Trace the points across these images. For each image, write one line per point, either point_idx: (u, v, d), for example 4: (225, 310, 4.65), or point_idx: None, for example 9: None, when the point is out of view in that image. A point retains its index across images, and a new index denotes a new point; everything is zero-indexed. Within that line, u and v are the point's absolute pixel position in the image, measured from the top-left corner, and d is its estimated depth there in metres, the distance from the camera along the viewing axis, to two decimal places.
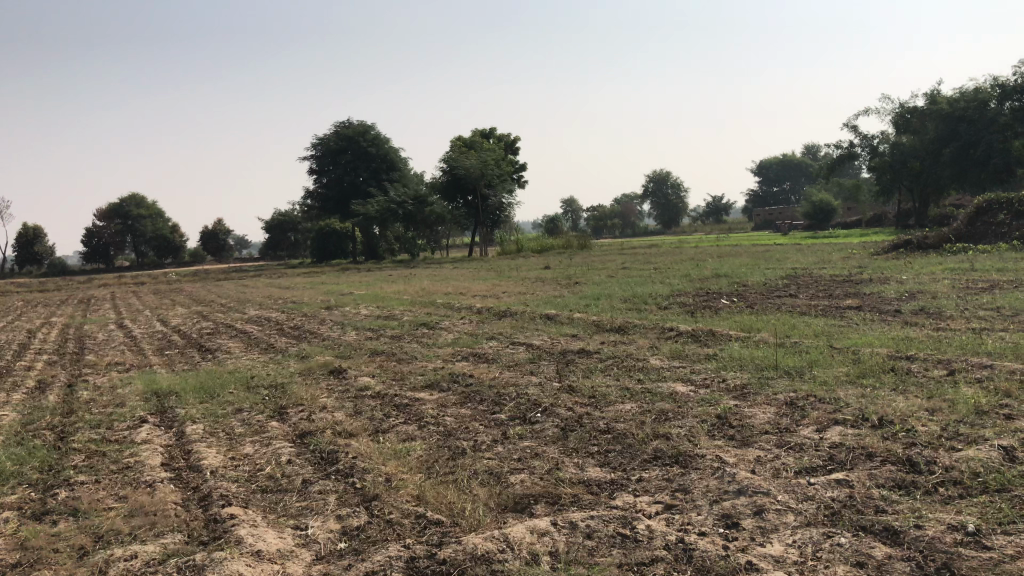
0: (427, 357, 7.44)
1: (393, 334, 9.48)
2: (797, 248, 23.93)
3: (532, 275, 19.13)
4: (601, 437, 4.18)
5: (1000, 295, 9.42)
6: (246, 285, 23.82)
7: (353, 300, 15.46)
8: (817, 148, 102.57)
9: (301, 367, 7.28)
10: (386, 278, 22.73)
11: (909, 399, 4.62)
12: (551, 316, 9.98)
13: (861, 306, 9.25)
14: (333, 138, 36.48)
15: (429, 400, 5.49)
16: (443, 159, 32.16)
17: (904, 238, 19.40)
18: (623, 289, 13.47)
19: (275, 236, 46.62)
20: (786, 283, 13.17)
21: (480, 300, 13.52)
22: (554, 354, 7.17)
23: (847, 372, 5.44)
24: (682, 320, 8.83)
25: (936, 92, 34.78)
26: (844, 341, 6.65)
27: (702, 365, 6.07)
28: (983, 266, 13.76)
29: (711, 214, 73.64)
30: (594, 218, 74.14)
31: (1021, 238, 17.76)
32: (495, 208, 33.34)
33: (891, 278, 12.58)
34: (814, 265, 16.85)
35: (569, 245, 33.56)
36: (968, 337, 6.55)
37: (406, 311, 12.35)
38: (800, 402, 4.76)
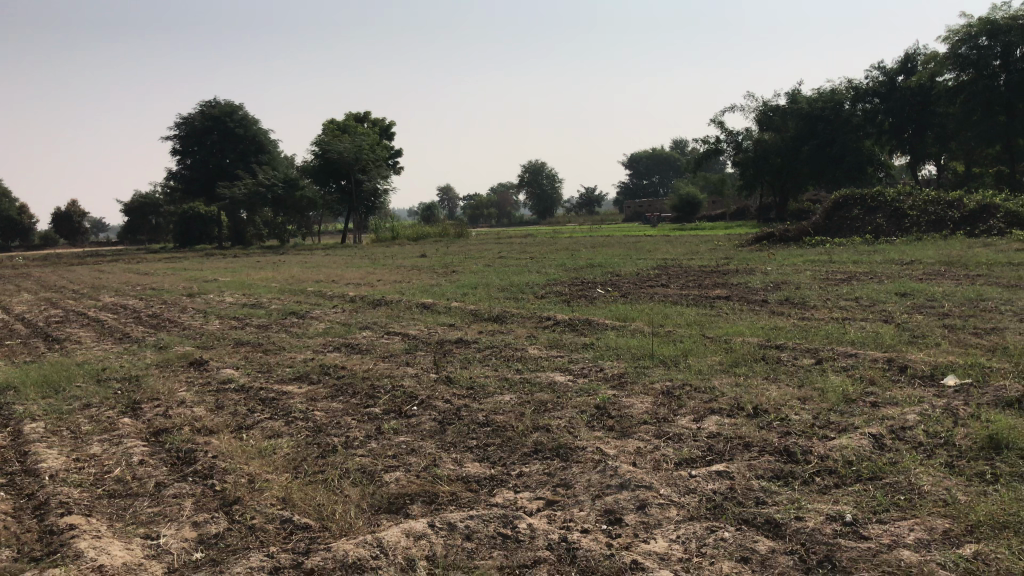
0: (296, 348, 7.10)
1: (261, 324, 9.04)
2: (667, 239, 24.55)
3: (407, 264, 18.84)
4: (480, 430, 4.03)
5: (857, 286, 9.88)
6: (103, 270, 22.43)
7: (219, 287, 14.78)
8: (685, 143, 106.06)
9: (157, 359, 6.79)
10: (254, 265, 21.91)
11: (781, 387, 4.69)
12: (427, 305, 9.79)
13: (729, 296, 9.48)
14: (198, 117, 34.87)
15: (298, 393, 5.21)
16: (315, 142, 31.23)
17: (767, 231, 20.21)
18: (499, 278, 13.39)
19: (134, 219, 44.25)
20: (658, 273, 13.44)
21: (355, 288, 13.18)
22: (429, 344, 6.97)
23: (720, 361, 5.50)
24: (559, 309, 8.80)
25: (795, 92, 36.39)
26: (717, 331, 6.75)
27: (579, 355, 6.02)
28: (840, 258, 14.46)
29: (584, 206, 74.92)
30: (470, 207, 74.11)
31: (873, 233, 18.80)
32: (369, 194, 32.71)
33: (756, 269, 13.04)
34: (684, 255, 17.33)
35: (445, 234, 33.32)
36: (831, 327, 6.77)
37: (276, 299, 11.87)
38: (676, 391, 4.75)
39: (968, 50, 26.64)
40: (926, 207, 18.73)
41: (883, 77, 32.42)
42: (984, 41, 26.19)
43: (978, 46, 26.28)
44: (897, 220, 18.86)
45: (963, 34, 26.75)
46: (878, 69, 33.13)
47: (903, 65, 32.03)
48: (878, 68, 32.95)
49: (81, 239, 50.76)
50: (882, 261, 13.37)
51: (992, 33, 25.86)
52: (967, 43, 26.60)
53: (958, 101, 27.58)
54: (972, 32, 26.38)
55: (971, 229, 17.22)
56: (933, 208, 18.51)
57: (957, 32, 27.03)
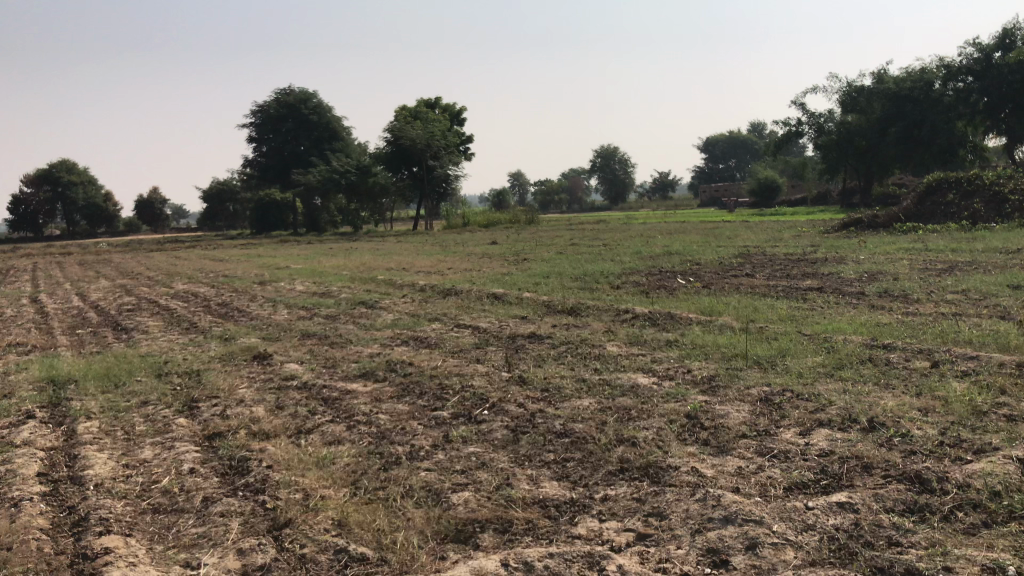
0: (363, 342, 6.79)
1: (329, 314, 8.77)
2: (746, 225, 23.72)
3: (477, 251, 18.56)
4: (557, 442, 3.63)
5: (963, 277, 9.15)
6: (181, 256, 22.77)
7: (291, 274, 14.71)
8: (762, 127, 103.58)
9: (221, 352, 6.56)
10: (327, 251, 21.95)
11: (896, 396, 4.17)
12: (499, 295, 9.44)
13: (821, 288, 8.85)
14: (274, 105, 35.22)
15: (363, 393, 4.89)
16: (388, 129, 31.24)
17: (854, 216, 19.30)
18: (573, 266, 12.96)
19: (213, 206, 45.14)
20: (741, 261, 12.84)
21: (425, 276, 12.93)
22: (501, 338, 6.59)
23: (821, 363, 4.98)
24: (637, 302, 8.32)
25: (882, 72, 34.84)
26: (815, 327, 6.20)
27: (665, 353, 5.56)
28: (937, 245, 13.61)
29: (657, 191, 73.74)
30: (541, 193, 73.68)
31: (970, 219, 17.73)
32: (441, 180, 32.48)
33: (847, 257, 12.34)
34: (766, 243, 16.62)
35: (516, 220, 32.98)
36: (945, 325, 6.13)
37: (345, 288, 11.68)
38: (777, 399, 4.27)
39: None
40: None
41: (977, 54, 30.52)
42: None
43: None
44: (996, 205, 17.76)
45: None
46: (972, 46, 31.35)
47: (1000, 41, 30.21)
48: (973, 44, 31.00)
49: (163, 225, 52.06)
50: (986, 250, 12.47)
51: None
52: None
53: None
54: None
55: None
56: None
57: None
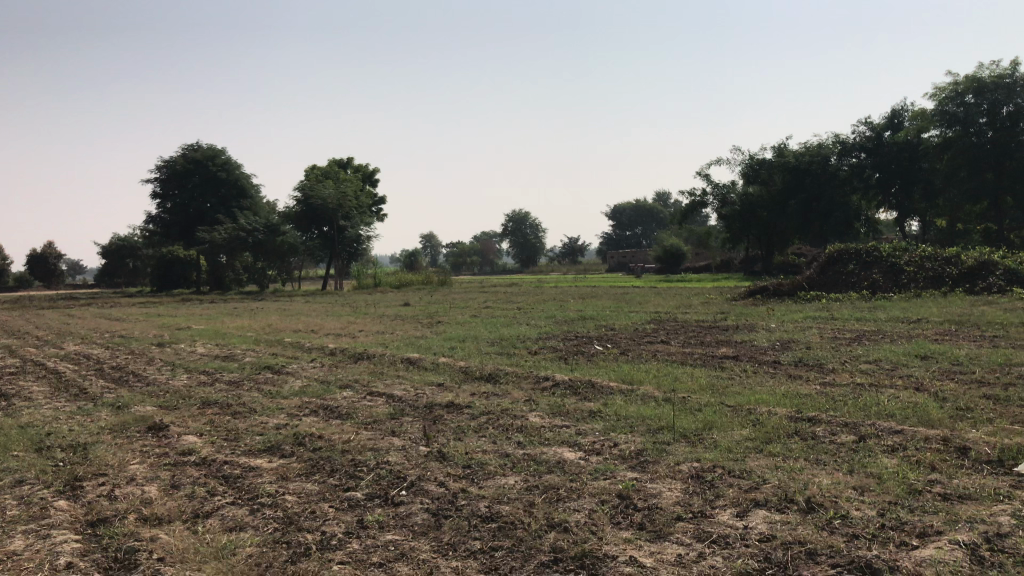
0: (269, 411, 6.37)
1: (232, 381, 8.28)
2: (655, 291, 24.08)
3: (389, 313, 18.19)
4: (484, 528, 3.36)
5: (872, 346, 9.31)
6: (74, 314, 21.65)
7: (192, 335, 14.04)
8: (667, 196, 106.95)
9: (111, 422, 6.04)
10: (231, 312, 21.19)
11: (828, 473, 4.06)
12: (413, 360, 9.13)
13: (737, 356, 8.86)
14: (181, 160, 34.27)
15: (268, 471, 4.51)
16: (298, 187, 30.87)
17: (760, 284, 19.79)
18: (488, 331, 12.77)
19: (111, 262, 43.40)
20: (655, 327, 12.88)
21: (335, 338, 12.51)
22: (417, 408, 6.27)
23: (748, 437, 4.86)
24: (556, 368, 8.14)
25: (781, 146, 36.36)
26: (737, 398, 6.11)
27: (590, 426, 5.35)
28: (842, 314, 13.98)
29: (568, 255, 74.76)
30: (452, 255, 73.71)
31: (870, 289, 18.37)
32: (352, 240, 32.05)
33: (758, 325, 12.52)
34: (677, 309, 16.81)
35: (428, 281, 32.75)
36: (863, 396, 6.13)
37: (250, 351, 11.17)
38: (709, 476, 4.11)
39: (954, 107, 26.72)
40: (922, 262, 18.35)
41: (870, 132, 32.28)
42: (970, 98, 26.31)
43: (965, 103, 26.37)
44: (893, 276, 18.46)
45: (950, 91, 26.91)
46: (864, 125, 33.05)
47: (890, 121, 32.02)
48: (865, 123, 32.73)
49: (56, 281, 49.68)
50: (888, 319, 12.86)
51: (978, 90, 26.02)
52: (953, 100, 26.71)
53: (944, 157, 27.43)
54: (959, 89, 26.52)
55: (970, 285, 16.83)
56: (930, 264, 18.13)
57: (943, 89, 27.17)
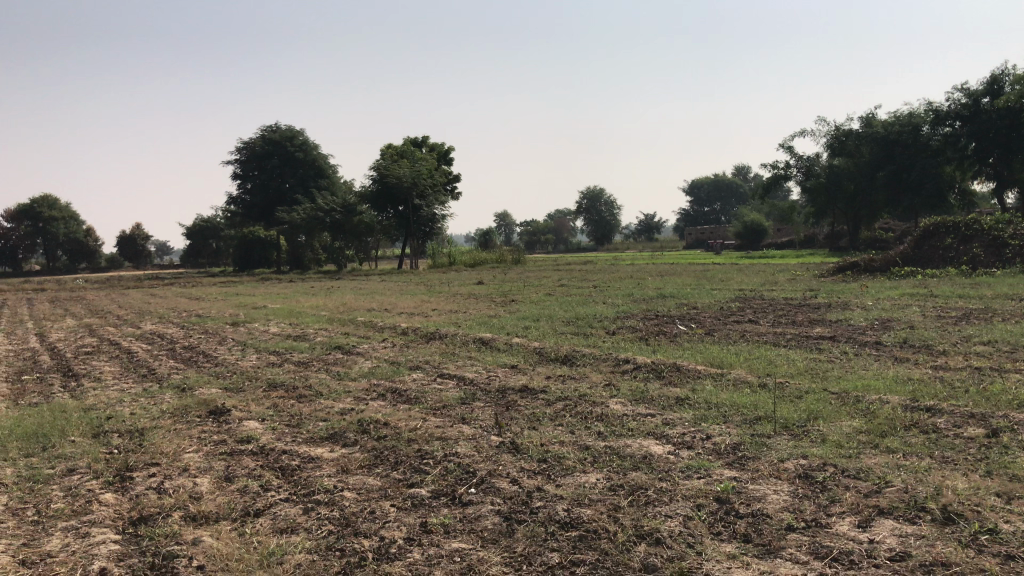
0: (334, 395, 6.06)
1: (300, 361, 8.05)
2: (737, 268, 23.23)
3: (462, 291, 17.90)
4: (564, 538, 2.93)
5: (984, 326, 8.54)
6: (156, 294, 22.03)
7: (266, 315, 13.97)
8: (747, 171, 104.45)
9: (173, 406, 5.80)
10: (306, 290, 21.24)
11: (962, 476, 3.49)
12: (486, 340, 8.76)
13: (834, 337, 8.21)
14: (259, 142, 34.62)
15: (330, 461, 4.19)
16: (374, 166, 30.80)
17: (850, 260, 18.80)
18: (564, 309, 12.32)
19: (196, 243, 44.37)
20: (741, 306, 12.24)
21: (406, 317, 12.23)
22: (489, 393, 5.87)
23: (861, 430, 4.31)
24: (637, 350, 7.64)
25: (870, 117, 34.58)
26: (840, 384, 5.53)
27: (678, 415, 4.86)
28: (942, 291, 13.09)
29: (643, 233, 73.54)
30: (527, 234, 73.33)
31: (970, 264, 17.24)
32: (427, 219, 32.03)
33: (852, 303, 11.78)
34: (762, 286, 16.07)
35: (502, 260, 32.49)
36: (987, 382, 5.46)
37: (321, 330, 10.98)
38: (819, 476, 3.59)
39: None
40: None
41: (965, 99, 30.29)
42: None
43: None
44: (996, 250, 17.26)
45: None
46: (961, 92, 31.01)
47: (989, 87, 30.01)
48: (962, 89, 30.65)
49: (145, 262, 51.13)
50: (995, 296, 11.92)
51: None
52: None
53: None
54: None
55: None
56: None
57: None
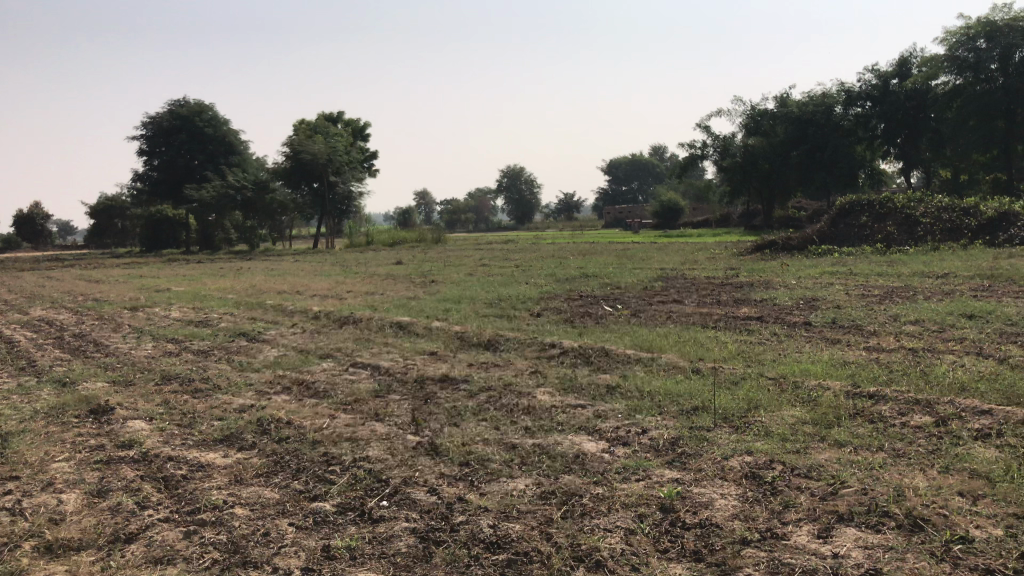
0: (234, 389, 5.51)
1: (200, 350, 7.43)
2: (657, 246, 23.21)
3: (381, 271, 17.32)
4: (490, 564, 2.53)
5: (911, 305, 8.46)
6: (51, 276, 20.73)
7: (169, 298, 13.13)
8: (664, 151, 105.77)
9: (49, 403, 5.16)
10: (215, 271, 20.29)
11: (922, 473, 3.20)
12: (404, 324, 8.28)
13: (762, 317, 8.02)
14: (166, 117, 32.90)
15: (222, 470, 3.68)
16: (286, 142, 29.77)
17: (768, 238, 18.91)
18: (486, 290, 11.90)
19: (101, 222, 42.31)
20: (665, 285, 12.03)
21: (321, 300, 11.62)
22: (406, 384, 5.41)
23: (805, 421, 4.03)
24: (563, 334, 7.26)
25: (784, 96, 34.91)
26: (776, 369, 5.25)
27: (611, 406, 4.50)
28: (862, 269, 13.15)
29: (563, 212, 73.62)
30: (447, 213, 72.57)
31: (883, 242, 17.47)
32: (343, 197, 31.17)
33: (776, 281, 11.67)
34: (684, 265, 15.98)
35: (421, 239, 31.87)
36: (924, 364, 5.25)
37: (228, 314, 10.31)
38: (768, 476, 3.26)
39: (965, 53, 25.48)
40: (939, 214, 17.42)
41: (875, 80, 31.04)
42: (982, 43, 25.07)
43: (976, 49, 25.12)
44: (907, 228, 17.54)
45: (961, 35, 25.61)
46: (872, 73, 31.63)
47: (898, 68, 30.67)
48: (872, 70, 31.38)
49: (45, 243, 48.63)
50: (913, 274, 12.00)
51: (991, 35, 24.72)
52: (964, 45, 25.47)
53: (954, 106, 26.29)
54: (970, 34, 25.24)
55: (990, 238, 16.05)
56: (947, 216, 17.24)
57: (954, 33, 25.87)
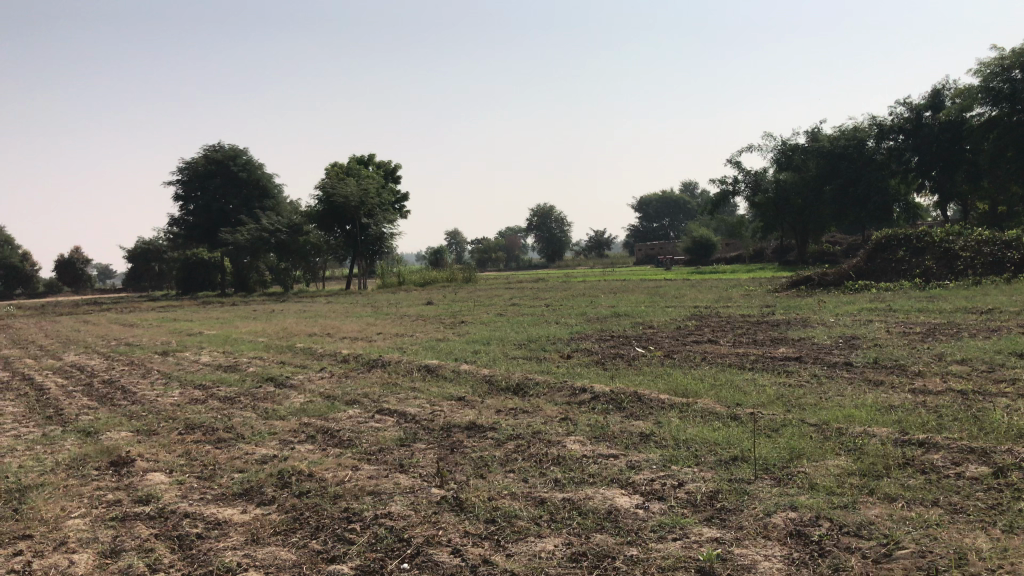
0: (257, 438, 5.38)
1: (226, 397, 7.32)
2: (689, 284, 22.93)
3: (411, 313, 17.23)
4: None
5: (956, 343, 8.15)
6: (87, 320, 20.92)
7: (199, 342, 13.10)
8: (694, 188, 105.53)
9: (71, 455, 5.05)
10: (247, 314, 20.37)
11: (983, 533, 2.97)
12: (432, 368, 8.14)
13: (800, 357, 7.77)
14: (202, 161, 33.38)
15: (240, 527, 3.53)
16: (319, 186, 30.04)
17: (803, 274, 18.56)
18: (516, 331, 11.75)
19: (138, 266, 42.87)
20: (698, 324, 11.79)
21: (350, 343, 11.52)
22: (433, 432, 5.25)
23: (851, 472, 3.81)
24: (594, 377, 7.07)
25: (815, 131, 34.61)
26: (818, 415, 5.01)
27: (644, 456, 4.30)
28: (902, 305, 12.83)
29: (594, 249, 73.46)
30: (477, 252, 72.71)
31: (923, 277, 17.08)
32: (374, 239, 31.31)
33: (813, 319, 11.38)
34: (717, 302, 15.70)
35: (453, 279, 31.86)
36: (975, 409, 4.98)
37: (257, 359, 10.22)
38: (816, 534, 3.05)
39: (999, 84, 25.11)
40: (979, 247, 16.99)
41: (908, 113, 30.67)
42: (1016, 74, 24.71)
43: (1011, 80, 24.76)
44: (946, 262, 17.12)
45: (994, 66, 25.27)
46: (904, 106, 31.27)
47: (931, 101, 30.31)
48: (904, 103, 31.03)
49: (84, 286, 49.30)
50: (955, 310, 11.65)
51: None
52: (998, 77, 25.10)
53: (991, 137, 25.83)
54: (1004, 65, 24.89)
55: None
56: (988, 249, 16.83)
57: (987, 65, 25.53)
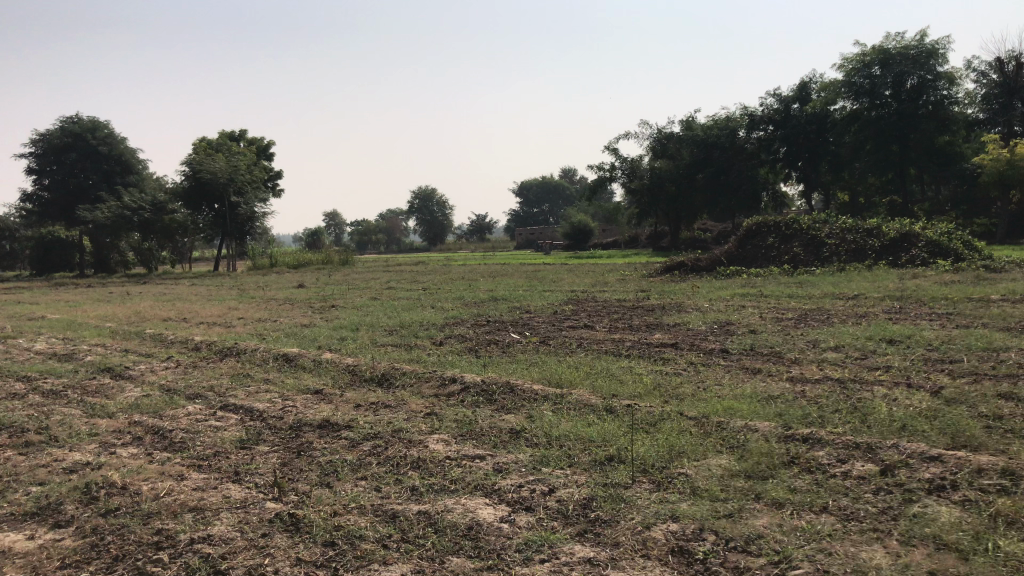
0: (73, 441, 4.66)
1: (51, 391, 6.47)
2: (568, 268, 22.80)
3: (278, 296, 16.33)
4: None
5: (830, 329, 8.11)
6: None
7: (37, 328, 11.89)
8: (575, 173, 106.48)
9: None
10: (100, 296, 18.93)
11: (879, 545, 2.67)
12: (292, 357, 7.48)
13: (677, 344, 7.55)
14: (56, 133, 30.90)
15: (19, 560, 2.90)
16: (184, 162, 28.31)
17: (677, 259, 18.71)
18: (387, 316, 11.15)
19: None
20: (573, 309, 11.52)
21: (206, 329, 10.67)
22: (279, 432, 4.67)
23: (734, 473, 3.50)
24: (466, 366, 6.60)
25: (690, 121, 35.11)
26: (698, 407, 4.70)
27: (513, 457, 3.87)
28: (773, 290, 12.97)
29: (476, 233, 73.01)
30: (357, 234, 71.13)
31: (792, 263, 17.45)
32: (245, 219, 29.87)
33: (688, 304, 11.30)
34: (596, 287, 15.57)
35: (329, 261, 30.84)
36: (856, 400, 4.77)
37: (99, 346, 9.27)
38: (700, 552, 2.69)
39: (861, 79, 25.89)
40: (843, 235, 17.51)
41: (778, 104, 31.45)
42: (876, 70, 25.55)
43: (871, 75, 25.58)
44: (814, 249, 17.55)
45: (857, 62, 26.04)
46: (774, 97, 32.13)
47: (799, 93, 31.23)
48: (774, 95, 31.82)
49: None
50: (823, 296, 11.85)
51: (887, 62, 25.24)
52: (860, 72, 25.88)
53: (853, 130, 26.80)
54: (865, 61, 25.70)
55: (894, 259, 16.16)
56: (852, 236, 17.32)
57: (851, 60, 26.31)
